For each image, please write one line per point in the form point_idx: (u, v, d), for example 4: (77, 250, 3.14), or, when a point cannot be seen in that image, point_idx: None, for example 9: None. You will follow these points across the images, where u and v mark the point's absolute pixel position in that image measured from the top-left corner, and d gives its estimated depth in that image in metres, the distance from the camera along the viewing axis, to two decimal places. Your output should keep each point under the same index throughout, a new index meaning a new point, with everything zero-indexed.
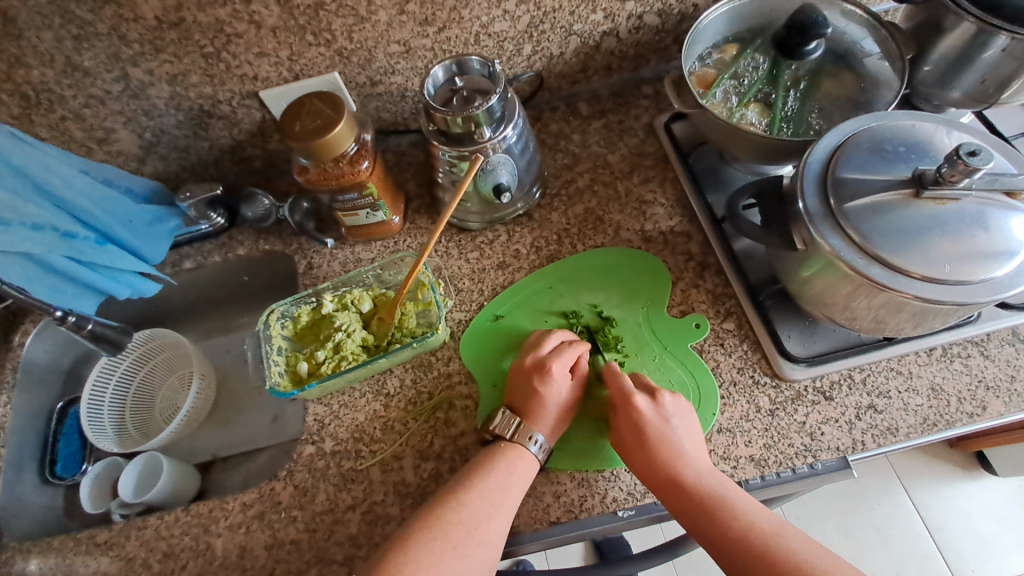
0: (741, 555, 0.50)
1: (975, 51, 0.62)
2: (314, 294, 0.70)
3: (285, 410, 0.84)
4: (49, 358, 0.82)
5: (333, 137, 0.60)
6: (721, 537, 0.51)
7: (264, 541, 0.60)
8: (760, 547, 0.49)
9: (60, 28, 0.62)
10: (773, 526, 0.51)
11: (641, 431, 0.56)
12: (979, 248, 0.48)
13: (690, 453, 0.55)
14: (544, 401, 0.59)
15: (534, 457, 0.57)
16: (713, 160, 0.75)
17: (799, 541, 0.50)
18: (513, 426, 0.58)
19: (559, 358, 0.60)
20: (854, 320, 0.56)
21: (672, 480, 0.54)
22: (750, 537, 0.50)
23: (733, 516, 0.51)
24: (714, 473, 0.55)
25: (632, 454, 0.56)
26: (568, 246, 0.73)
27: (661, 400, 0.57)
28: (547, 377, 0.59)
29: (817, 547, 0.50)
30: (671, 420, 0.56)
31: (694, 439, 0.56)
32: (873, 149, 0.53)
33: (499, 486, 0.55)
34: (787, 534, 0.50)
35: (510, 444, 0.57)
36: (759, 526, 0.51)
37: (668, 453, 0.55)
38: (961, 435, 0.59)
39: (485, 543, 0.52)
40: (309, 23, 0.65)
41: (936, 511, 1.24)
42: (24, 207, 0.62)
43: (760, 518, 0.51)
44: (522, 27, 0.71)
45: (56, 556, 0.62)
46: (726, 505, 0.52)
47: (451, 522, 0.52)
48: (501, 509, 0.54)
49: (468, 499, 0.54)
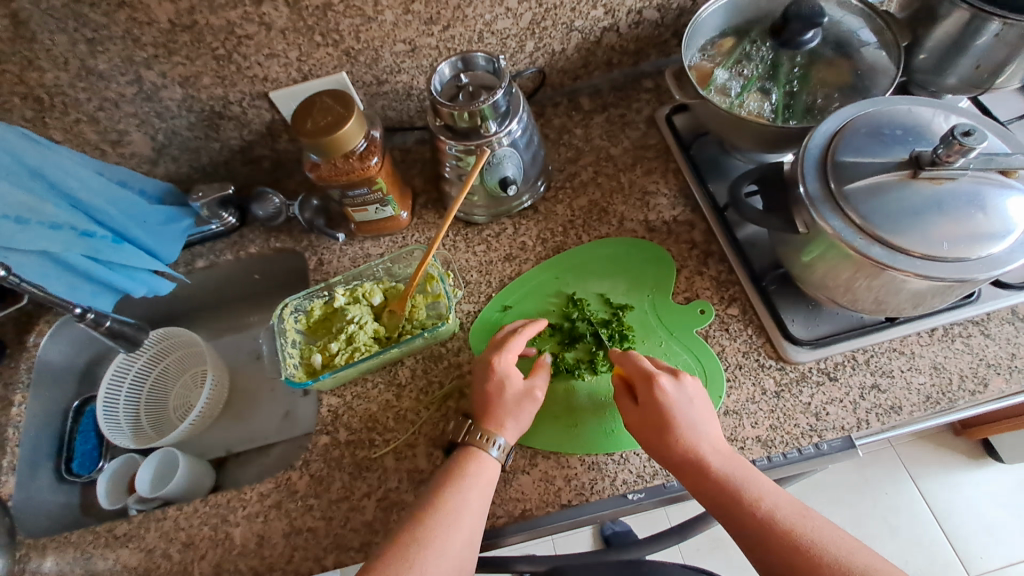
0: (770, 537, 0.49)
1: (969, 39, 0.64)
2: (326, 288, 0.71)
3: (297, 406, 0.86)
4: (64, 358, 0.84)
5: (343, 133, 0.61)
6: (749, 520, 0.51)
7: (281, 529, 0.61)
8: (786, 532, 0.49)
9: (75, 32, 0.64)
10: (796, 510, 0.51)
11: (665, 413, 0.56)
12: (976, 228, 0.49)
13: (711, 435, 0.55)
14: (494, 400, 0.59)
15: (494, 458, 0.57)
16: (713, 150, 0.77)
17: (822, 523, 0.50)
18: (465, 429, 0.59)
19: (499, 355, 0.61)
20: (856, 302, 0.57)
21: (697, 462, 0.54)
22: (776, 520, 0.50)
23: (759, 498, 0.51)
24: (735, 455, 0.55)
25: (654, 433, 0.56)
26: (573, 237, 0.74)
27: (681, 380, 0.58)
28: (490, 375, 0.60)
29: (840, 532, 0.50)
30: (693, 401, 0.57)
31: (711, 419, 0.57)
32: (871, 133, 0.54)
33: (464, 484, 0.55)
34: (812, 517, 0.50)
35: (464, 448, 0.58)
36: (784, 509, 0.51)
37: (689, 430, 0.55)
38: (966, 413, 0.60)
39: (456, 540, 0.52)
40: (317, 24, 0.67)
41: (945, 500, 1.24)
42: (42, 208, 0.64)
43: (782, 501, 0.51)
44: (524, 24, 0.73)
45: (76, 549, 0.64)
46: (751, 488, 0.52)
47: (418, 524, 0.52)
48: (470, 505, 0.54)
49: (446, 497, 0.54)
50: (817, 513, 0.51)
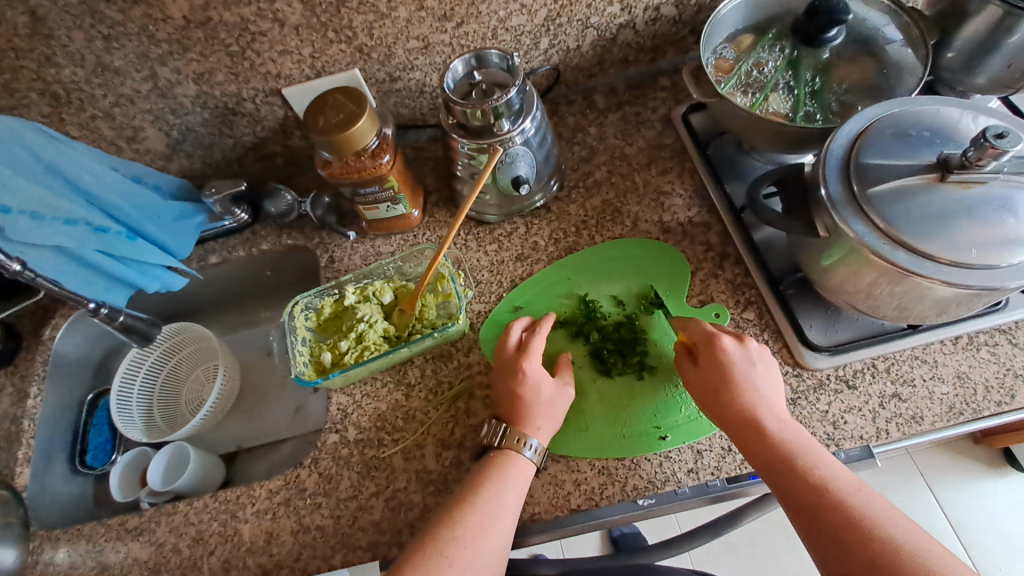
0: (831, 507, 0.47)
1: (1000, 37, 0.62)
2: (336, 286, 0.71)
3: (307, 403, 0.86)
4: (79, 351, 0.85)
5: (355, 131, 0.61)
6: (808, 489, 0.49)
7: (290, 527, 0.61)
8: (840, 504, 0.47)
9: (92, 29, 0.64)
10: (855, 486, 0.49)
11: (724, 372, 0.56)
12: (1007, 234, 0.47)
13: (773, 401, 0.55)
14: (528, 405, 0.59)
15: (529, 460, 0.57)
16: (730, 150, 0.75)
17: (882, 504, 0.47)
18: (500, 433, 0.58)
19: (529, 358, 0.61)
20: (877, 308, 0.56)
21: (756, 424, 0.54)
22: (830, 492, 0.48)
23: (814, 467, 0.50)
24: (797, 425, 0.54)
25: (711, 392, 0.56)
26: (586, 238, 0.73)
27: (746, 345, 0.58)
28: (523, 377, 0.60)
29: (904, 517, 0.46)
30: (755, 364, 0.57)
31: (775, 388, 0.56)
32: (896, 134, 0.52)
33: (493, 495, 0.54)
34: (871, 496, 0.48)
35: (500, 451, 0.57)
36: (841, 483, 0.49)
37: (750, 391, 0.55)
38: (990, 424, 0.58)
39: (484, 555, 0.51)
40: (330, 20, 0.67)
41: (963, 510, 1.22)
42: (57, 202, 0.64)
43: (841, 477, 0.49)
44: (539, 21, 0.72)
45: (88, 542, 0.64)
46: (813, 458, 0.51)
47: (446, 538, 0.51)
48: (497, 517, 0.53)
49: (480, 498, 0.54)
50: (878, 494, 0.48)
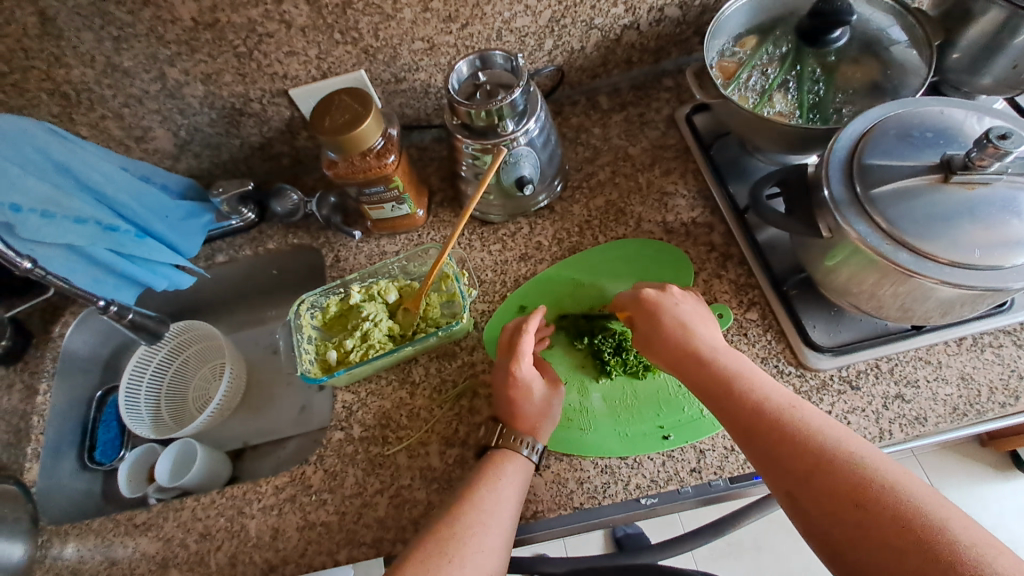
0: (754, 423, 0.50)
1: (1006, 37, 0.62)
2: (342, 285, 0.72)
3: (312, 401, 0.87)
4: (88, 348, 0.86)
5: (361, 131, 0.61)
6: (735, 407, 0.51)
7: (296, 523, 0.62)
8: (775, 419, 0.49)
9: (101, 30, 0.65)
10: (789, 400, 0.51)
11: (656, 316, 0.60)
12: (1010, 235, 0.47)
13: (706, 335, 0.58)
14: (523, 407, 0.60)
15: (529, 460, 0.58)
16: (735, 151, 0.76)
17: (815, 415, 0.49)
18: (497, 433, 0.59)
19: (520, 360, 0.61)
20: (881, 309, 0.56)
21: (691, 357, 0.56)
22: (766, 408, 0.50)
23: (750, 388, 0.52)
24: (733, 353, 0.56)
25: (648, 336, 0.60)
26: (590, 238, 0.73)
27: (670, 290, 0.62)
28: (515, 381, 0.61)
29: (837, 424, 0.48)
30: (684, 306, 0.60)
31: (710, 326, 0.59)
32: (900, 135, 0.52)
33: (493, 493, 0.55)
34: (804, 408, 0.50)
35: (497, 450, 0.58)
36: (776, 399, 0.51)
37: (682, 328, 0.58)
38: (994, 426, 0.58)
39: (484, 551, 0.51)
40: (336, 22, 0.67)
41: (969, 512, 1.21)
42: (67, 202, 0.65)
43: (776, 393, 0.51)
44: (543, 21, 0.72)
45: (97, 537, 0.65)
46: (744, 380, 0.53)
47: (446, 534, 0.51)
48: (496, 513, 0.53)
49: (480, 496, 0.54)
50: (814, 407, 0.50)
